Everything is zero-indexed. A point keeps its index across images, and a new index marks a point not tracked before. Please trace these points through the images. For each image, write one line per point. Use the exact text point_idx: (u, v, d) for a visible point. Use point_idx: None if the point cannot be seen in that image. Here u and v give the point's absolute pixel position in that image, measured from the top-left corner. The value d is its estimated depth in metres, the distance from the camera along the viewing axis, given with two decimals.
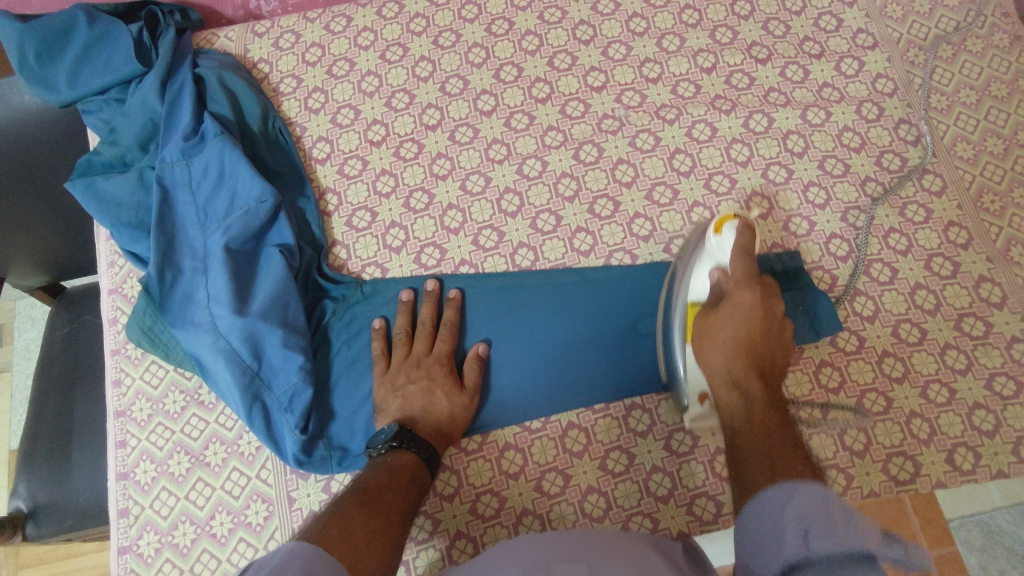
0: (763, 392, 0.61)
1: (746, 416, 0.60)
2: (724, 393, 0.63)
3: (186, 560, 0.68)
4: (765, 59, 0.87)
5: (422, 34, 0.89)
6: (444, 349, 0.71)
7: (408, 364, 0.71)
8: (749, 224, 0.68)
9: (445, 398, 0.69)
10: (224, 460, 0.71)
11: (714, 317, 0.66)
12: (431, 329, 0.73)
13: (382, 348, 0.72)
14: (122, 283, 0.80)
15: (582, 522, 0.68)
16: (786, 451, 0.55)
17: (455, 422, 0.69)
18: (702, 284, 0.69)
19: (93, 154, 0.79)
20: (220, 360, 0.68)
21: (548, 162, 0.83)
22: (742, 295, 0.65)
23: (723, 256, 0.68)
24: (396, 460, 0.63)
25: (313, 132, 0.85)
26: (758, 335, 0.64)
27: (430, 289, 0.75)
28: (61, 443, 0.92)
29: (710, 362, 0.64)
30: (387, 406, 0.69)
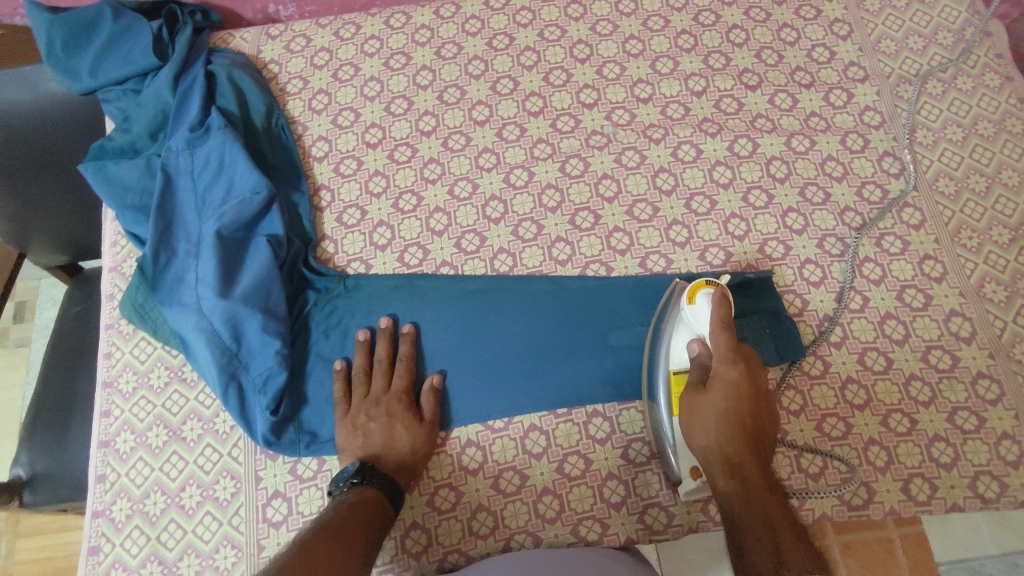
0: (761, 477, 0.60)
1: (747, 508, 0.59)
2: (722, 479, 0.62)
3: (153, 528, 0.71)
4: (755, 86, 0.90)
5: (426, 45, 0.93)
6: (401, 385, 0.73)
7: (368, 402, 0.72)
8: (723, 293, 0.68)
9: (405, 431, 0.71)
10: (199, 436, 0.74)
11: (702, 398, 0.65)
12: (387, 365, 0.74)
13: (342, 389, 0.73)
14: (122, 261, 0.84)
15: (534, 522, 0.70)
16: (784, 537, 0.56)
17: (416, 455, 0.71)
18: (682, 355, 0.69)
19: (106, 140, 0.84)
20: (201, 340, 0.71)
21: (535, 173, 0.86)
22: (725, 372, 0.64)
23: (701, 327, 0.68)
24: (358, 497, 0.64)
25: (314, 131, 0.89)
26: (749, 413, 0.63)
27: (384, 326, 0.76)
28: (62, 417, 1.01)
29: (703, 443, 0.64)
30: (349, 447, 0.70)
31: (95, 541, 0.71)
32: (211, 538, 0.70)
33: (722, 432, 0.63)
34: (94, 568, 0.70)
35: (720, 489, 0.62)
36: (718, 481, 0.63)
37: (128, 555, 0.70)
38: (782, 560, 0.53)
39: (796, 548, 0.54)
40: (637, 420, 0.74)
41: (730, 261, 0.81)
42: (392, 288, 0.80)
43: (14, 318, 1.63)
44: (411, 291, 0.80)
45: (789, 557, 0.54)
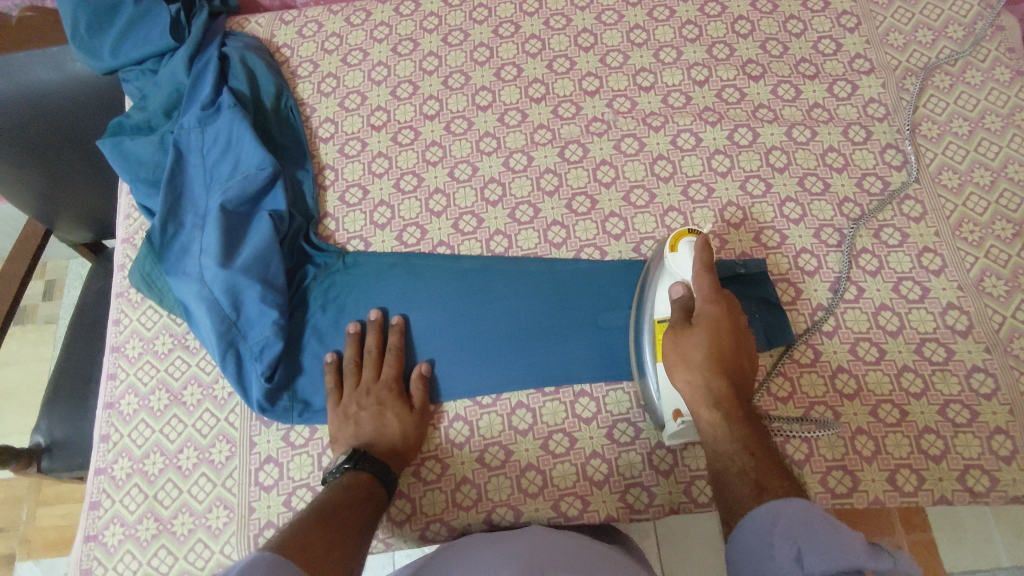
0: (741, 409, 0.63)
1: (730, 437, 0.61)
2: (704, 411, 0.63)
3: (151, 487, 0.74)
4: (758, 76, 0.90)
5: (434, 32, 0.95)
6: (390, 374, 0.75)
7: (358, 392, 0.74)
8: (704, 240, 0.71)
9: (395, 419, 0.72)
10: (198, 401, 0.77)
11: (684, 334, 0.66)
12: (377, 355, 0.76)
13: (334, 380, 0.75)
14: (134, 234, 0.87)
15: (517, 496, 0.71)
16: (764, 462, 0.58)
17: (408, 441, 0.72)
18: (664, 302, 0.72)
19: (124, 117, 0.88)
20: (202, 307, 0.74)
21: (534, 158, 0.87)
22: (709, 310, 0.67)
23: (682, 273, 0.71)
24: (351, 481, 0.65)
25: (322, 113, 0.92)
26: (728, 350, 0.66)
27: (373, 318, 0.78)
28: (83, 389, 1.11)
29: (686, 377, 0.65)
30: (341, 438, 0.72)
31: (97, 496, 0.74)
32: (205, 498, 0.73)
33: (706, 366, 0.64)
34: (94, 522, 0.73)
35: (701, 422, 0.64)
36: (699, 413, 0.64)
37: (126, 511, 0.73)
38: (762, 484, 0.56)
39: (775, 473, 0.57)
40: (624, 402, 0.74)
41: (724, 248, 0.81)
42: (385, 271, 0.82)
43: (43, 296, 1.70)
44: (408, 270, 0.82)
45: (770, 485, 0.56)
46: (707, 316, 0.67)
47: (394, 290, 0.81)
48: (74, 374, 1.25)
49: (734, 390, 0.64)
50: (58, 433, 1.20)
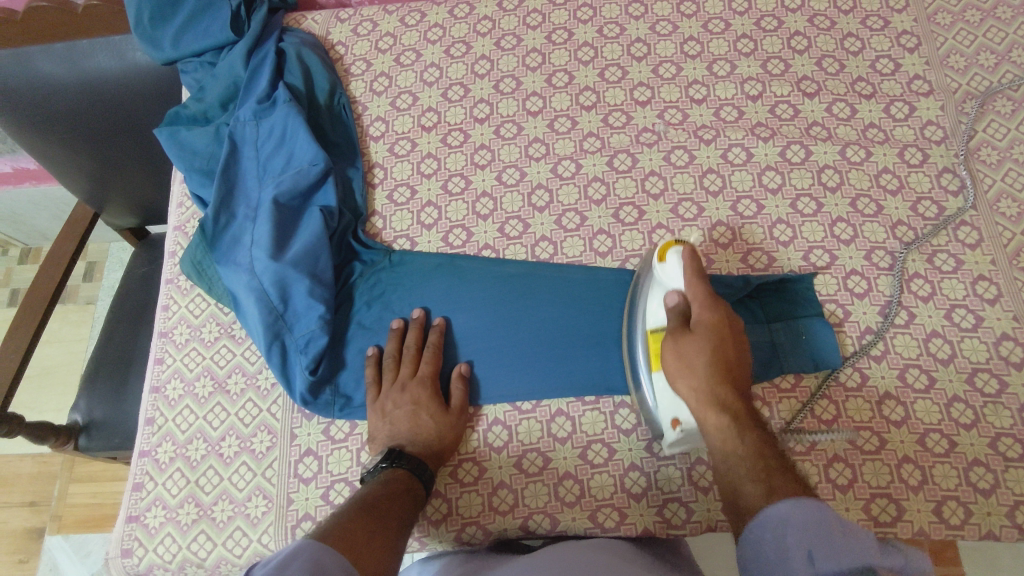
0: (746, 410, 0.63)
1: (740, 441, 0.60)
2: (711, 417, 0.63)
3: (193, 472, 0.75)
4: (813, 93, 0.89)
5: (487, 35, 0.96)
6: (428, 371, 0.75)
7: (395, 388, 0.74)
8: (692, 249, 0.70)
9: (430, 418, 0.72)
10: (242, 390, 0.79)
11: (685, 346, 0.66)
12: (415, 351, 0.77)
13: (373, 374, 0.76)
14: (186, 221, 0.89)
15: (553, 504, 0.71)
16: (774, 464, 0.58)
17: (444, 441, 0.72)
18: (658, 311, 0.70)
19: (181, 107, 0.90)
20: (251, 298, 0.75)
21: (582, 165, 0.87)
22: (708, 317, 0.66)
23: (674, 283, 0.69)
24: (388, 478, 0.66)
25: (373, 112, 0.92)
26: (729, 353, 0.66)
27: (416, 316, 0.79)
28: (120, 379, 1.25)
29: (691, 385, 0.64)
30: (379, 435, 0.73)
31: (140, 478, 0.76)
32: (245, 486, 0.74)
33: (710, 374, 0.64)
34: (137, 503, 0.75)
35: (710, 430, 0.63)
36: (705, 419, 0.63)
37: (168, 494, 0.75)
38: (772, 487, 0.56)
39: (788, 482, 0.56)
40: None
41: (772, 266, 0.80)
42: (429, 270, 0.82)
43: (83, 278, 1.74)
44: (454, 270, 0.82)
45: (780, 489, 0.55)
46: (707, 322, 0.66)
47: (440, 289, 0.81)
48: (117, 356, 1.29)
49: (738, 396, 0.64)
50: (97, 413, 1.24)
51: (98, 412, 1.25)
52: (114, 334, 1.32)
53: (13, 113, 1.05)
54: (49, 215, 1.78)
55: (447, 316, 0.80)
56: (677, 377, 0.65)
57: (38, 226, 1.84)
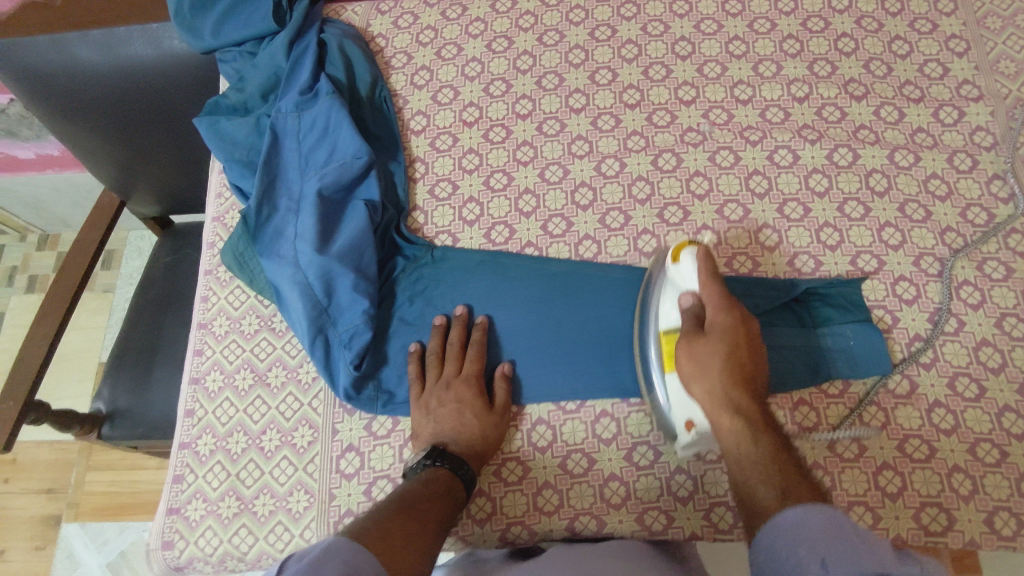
0: (761, 416, 0.62)
1: (754, 447, 0.59)
2: (725, 421, 0.62)
3: (234, 465, 0.75)
4: (861, 96, 0.87)
5: (529, 30, 0.94)
6: (472, 370, 0.75)
7: (440, 386, 0.74)
8: (706, 251, 0.70)
9: (475, 417, 0.72)
10: (283, 384, 0.78)
11: (698, 346, 0.65)
12: (459, 349, 0.76)
13: (417, 370, 0.76)
14: (224, 212, 0.88)
15: (599, 505, 0.71)
16: (788, 468, 0.58)
17: (488, 442, 0.71)
18: (672, 313, 0.70)
19: (221, 97, 0.89)
20: (295, 291, 0.75)
21: (626, 164, 0.86)
22: (722, 319, 0.65)
23: (687, 284, 0.70)
24: (427, 476, 0.65)
25: (414, 106, 0.91)
26: (744, 351, 0.65)
27: (459, 313, 0.78)
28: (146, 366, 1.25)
29: (706, 388, 0.63)
30: (422, 431, 0.72)
31: (180, 470, 0.75)
32: (287, 481, 0.73)
33: (723, 374, 0.63)
34: (177, 496, 0.74)
35: (723, 431, 0.62)
36: (719, 422, 0.62)
37: (209, 487, 0.74)
38: (786, 489, 0.55)
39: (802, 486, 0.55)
40: None
41: (819, 270, 0.80)
42: (472, 267, 0.82)
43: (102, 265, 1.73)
44: (497, 267, 0.81)
45: (794, 490, 0.55)
46: (720, 324, 0.65)
47: (482, 286, 0.81)
48: (141, 345, 1.29)
49: (753, 396, 0.63)
50: (121, 401, 1.24)
51: (122, 401, 1.24)
52: (138, 323, 1.31)
53: (49, 97, 1.05)
54: (69, 202, 1.77)
55: (489, 313, 0.80)
56: (691, 380, 0.65)
57: (57, 213, 1.84)
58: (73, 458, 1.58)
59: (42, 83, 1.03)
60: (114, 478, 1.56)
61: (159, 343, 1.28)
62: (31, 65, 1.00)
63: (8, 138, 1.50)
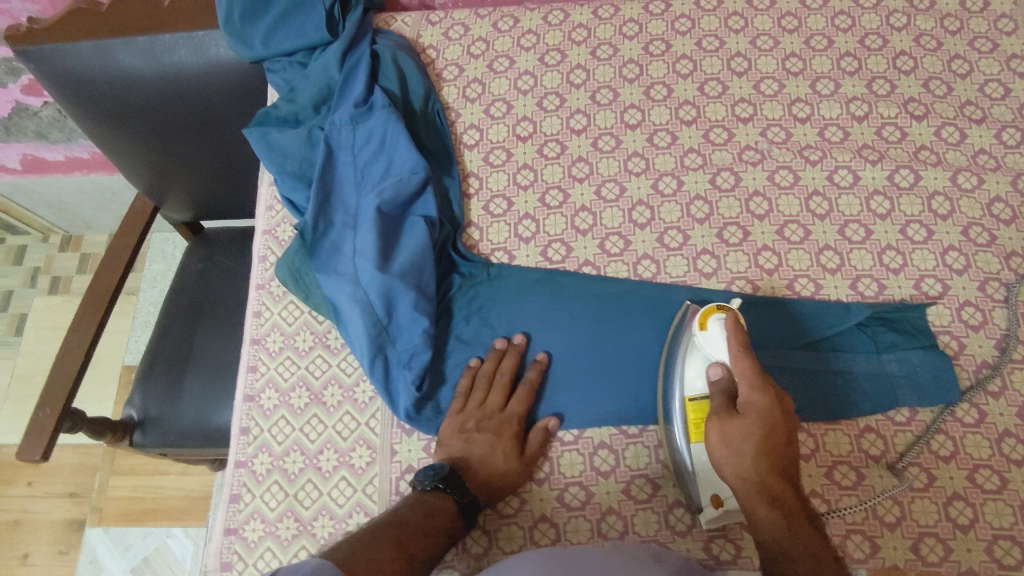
0: (797, 501, 0.60)
1: (792, 540, 0.57)
2: (760, 508, 0.59)
3: (292, 486, 0.74)
4: (921, 116, 0.86)
5: (582, 44, 0.93)
6: (518, 409, 0.73)
7: (479, 413, 0.73)
8: (735, 319, 0.68)
9: (504, 457, 0.70)
10: (339, 402, 0.77)
11: (729, 426, 0.62)
12: (509, 381, 0.74)
13: (466, 387, 0.75)
14: (276, 225, 0.88)
15: (664, 533, 0.70)
16: (831, 570, 0.55)
17: (506, 484, 0.70)
18: (697, 381, 0.68)
19: (272, 108, 0.88)
20: (355, 309, 0.74)
21: (684, 182, 0.85)
22: (757, 400, 0.63)
23: (716, 354, 0.68)
24: (436, 501, 0.65)
25: (467, 119, 0.90)
26: (781, 433, 0.62)
27: (517, 342, 0.77)
28: (179, 371, 1.21)
29: (739, 474, 0.61)
30: (450, 443, 0.71)
31: (237, 489, 0.75)
32: (346, 502, 0.73)
33: (758, 458, 0.60)
34: (235, 515, 0.74)
35: (757, 521, 0.60)
36: (754, 510, 0.60)
37: (267, 508, 0.74)
38: None
39: None
40: None
41: (882, 294, 0.79)
42: (530, 285, 0.80)
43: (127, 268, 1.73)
44: (553, 286, 0.80)
45: None
46: (752, 403, 0.62)
47: (538, 306, 0.79)
48: (173, 352, 1.24)
49: (789, 483, 0.60)
50: (152, 408, 1.20)
51: (152, 408, 1.20)
52: (170, 330, 1.26)
53: (87, 102, 1.01)
54: (96, 206, 1.70)
55: (546, 334, 0.78)
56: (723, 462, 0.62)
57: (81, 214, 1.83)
58: (96, 462, 1.53)
59: (81, 88, 0.99)
60: (136, 483, 1.49)
61: (192, 350, 1.23)
62: (70, 69, 0.97)
63: (36, 140, 1.44)
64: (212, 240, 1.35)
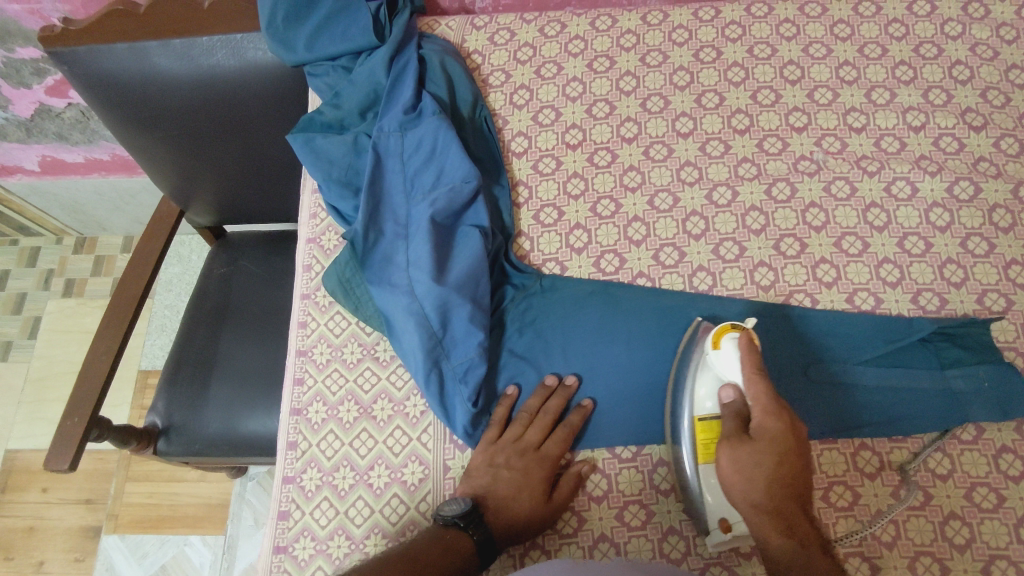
0: (809, 529, 0.58)
1: (807, 570, 0.55)
2: (773, 536, 0.57)
3: (342, 502, 0.72)
4: (979, 127, 0.85)
5: (631, 50, 0.92)
6: (554, 452, 0.70)
7: (514, 448, 0.70)
8: (750, 339, 0.65)
9: (530, 501, 0.67)
10: (389, 417, 0.75)
11: (741, 450, 0.60)
12: (551, 421, 0.71)
13: (502, 417, 0.72)
14: (320, 234, 0.87)
15: (729, 554, 0.67)
16: None
17: (528, 527, 0.67)
18: (708, 400, 0.66)
19: (317, 113, 0.86)
20: (411, 322, 0.72)
21: (739, 193, 0.83)
22: (772, 425, 0.60)
23: (729, 375, 0.65)
24: (455, 539, 0.62)
25: (514, 126, 0.90)
26: (795, 462, 0.59)
27: (569, 384, 0.74)
28: (204, 373, 1.11)
29: (750, 501, 0.59)
30: (476, 475, 0.69)
31: (285, 506, 0.72)
32: (399, 520, 0.71)
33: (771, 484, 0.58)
34: (283, 533, 0.71)
35: (770, 547, 0.57)
36: (766, 535, 0.57)
37: (317, 525, 0.71)
38: None
39: None
40: (839, 463, 0.71)
41: (944, 308, 0.77)
42: (584, 297, 0.79)
43: None
44: (608, 299, 0.79)
45: None
46: (765, 428, 0.60)
47: (594, 318, 0.78)
48: (198, 355, 1.13)
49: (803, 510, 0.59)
50: (176, 416, 1.09)
51: (177, 417, 1.09)
52: (195, 332, 1.15)
53: (119, 107, 0.95)
54: (110, 207, 1.63)
55: (602, 348, 0.76)
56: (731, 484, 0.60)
57: None
58: (110, 468, 1.47)
59: (111, 92, 0.93)
60: (150, 490, 1.43)
61: (219, 354, 1.13)
62: (100, 72, 0.90)
63: (57, 141, 1.38)
64: (234, 237, 1.27)
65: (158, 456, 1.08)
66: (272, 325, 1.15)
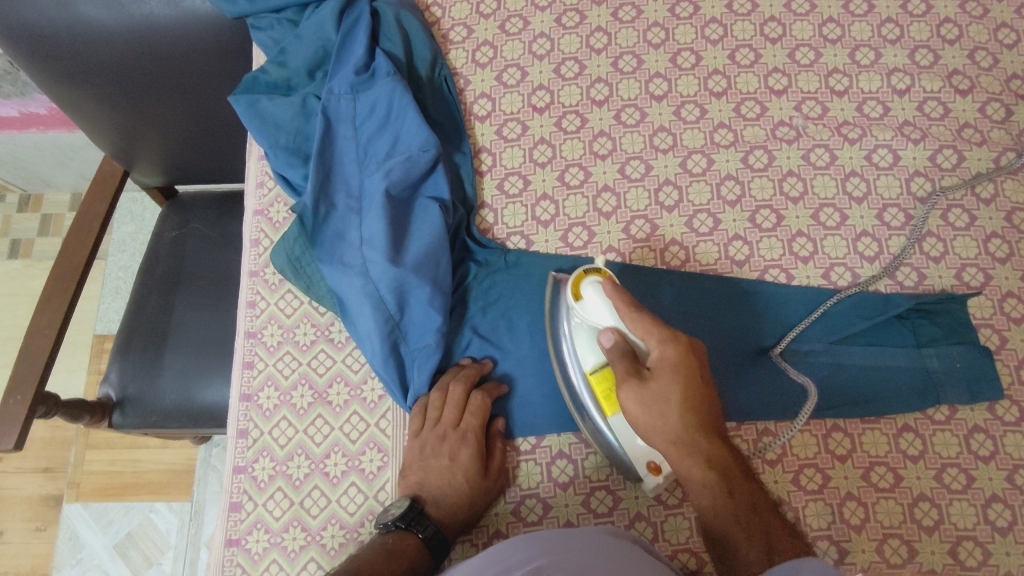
0: (728, 457, 0.55)
1: (726, 491, 0.53)
2: (691, 469, 0.54)
3: (297, 493, 0.69)
4: (966, 90, 0.81)
5: (603, 4, 0.85)
6: (474, 424, 0.67)
7: (434, 435, 0.67)
8: (609, 279, 0.61)
9: (466, 482, 0.65)
10: (346, 402, 0.72)
11: (633, 393, 0.55)
12: (464, 393, 0.68)
13: (423, 404, 0.68)
14: (269, 205, 0.81)
15: (696, 540, 0.66)
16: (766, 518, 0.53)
17: (475, 508, 0.65)
18: (592, 351, 0.62)
19: (262, 72, 0.78)
20: (366, 306, 0.68)
21: (714, 160, 0.79)
22: (670, 354, 0.55)
23: (600, 321, 0.60)
24: (398, 543, 0.59)
25: (477, 87, 0.83)
26: (699, 387, 0.55)
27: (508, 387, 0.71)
28: (156, 343, 1.05)
29: (667, 437, 0.55)
30: (408, 474, 0.66)
31: (237, 497, 0.69)
32: (357, 510, 0.68)
33: (684, 420, 0.55)
34: (236, 525, 0.68)
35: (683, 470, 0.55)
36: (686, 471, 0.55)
37: (270, 517, 0.68)
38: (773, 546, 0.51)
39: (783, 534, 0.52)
40: (811, 445, 0.68)
41: (922, 284, 0.74)
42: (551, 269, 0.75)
43: None
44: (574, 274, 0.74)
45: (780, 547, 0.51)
46: (661, 359, 0.56)
47: None
48: (149, 325, 1.07)
49: (714, 439, 0.55)
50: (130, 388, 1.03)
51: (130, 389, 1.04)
52: (144, 300, 1.09)
53: (42, 67, 0.85)
54: (53, 162, 1.52)
55: None
56: (645, 426, 0.56)
57: None
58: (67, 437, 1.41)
59: (36, 49, 0.83)
60: (109, 458, 1.38)
61: (171, 323, 1.06)
62: (22, 25, 0.80)
63: None
64: (186, 198, 1.19)
65: (115, 427, 1.03)
66: (227, 292, 1.09)
